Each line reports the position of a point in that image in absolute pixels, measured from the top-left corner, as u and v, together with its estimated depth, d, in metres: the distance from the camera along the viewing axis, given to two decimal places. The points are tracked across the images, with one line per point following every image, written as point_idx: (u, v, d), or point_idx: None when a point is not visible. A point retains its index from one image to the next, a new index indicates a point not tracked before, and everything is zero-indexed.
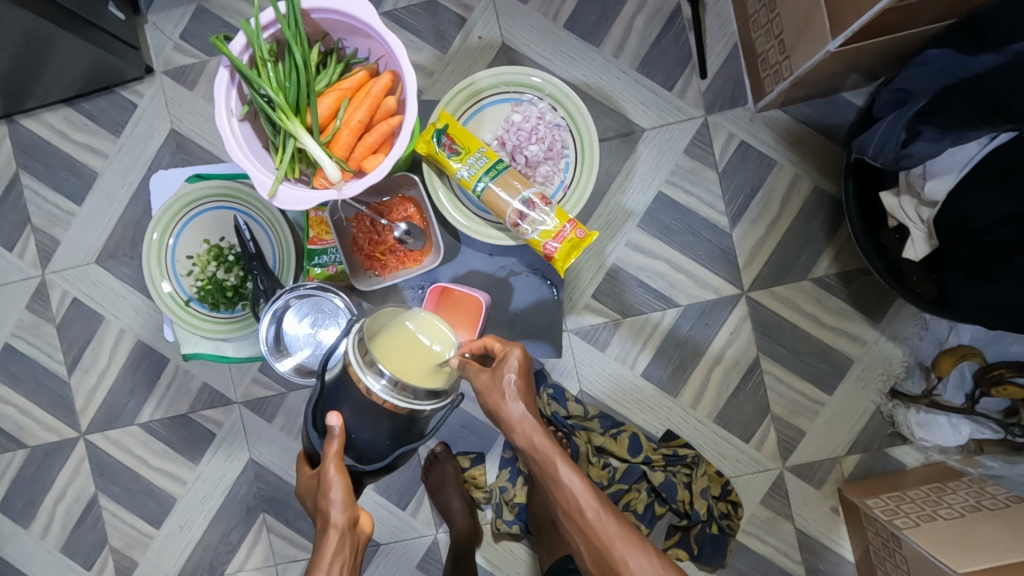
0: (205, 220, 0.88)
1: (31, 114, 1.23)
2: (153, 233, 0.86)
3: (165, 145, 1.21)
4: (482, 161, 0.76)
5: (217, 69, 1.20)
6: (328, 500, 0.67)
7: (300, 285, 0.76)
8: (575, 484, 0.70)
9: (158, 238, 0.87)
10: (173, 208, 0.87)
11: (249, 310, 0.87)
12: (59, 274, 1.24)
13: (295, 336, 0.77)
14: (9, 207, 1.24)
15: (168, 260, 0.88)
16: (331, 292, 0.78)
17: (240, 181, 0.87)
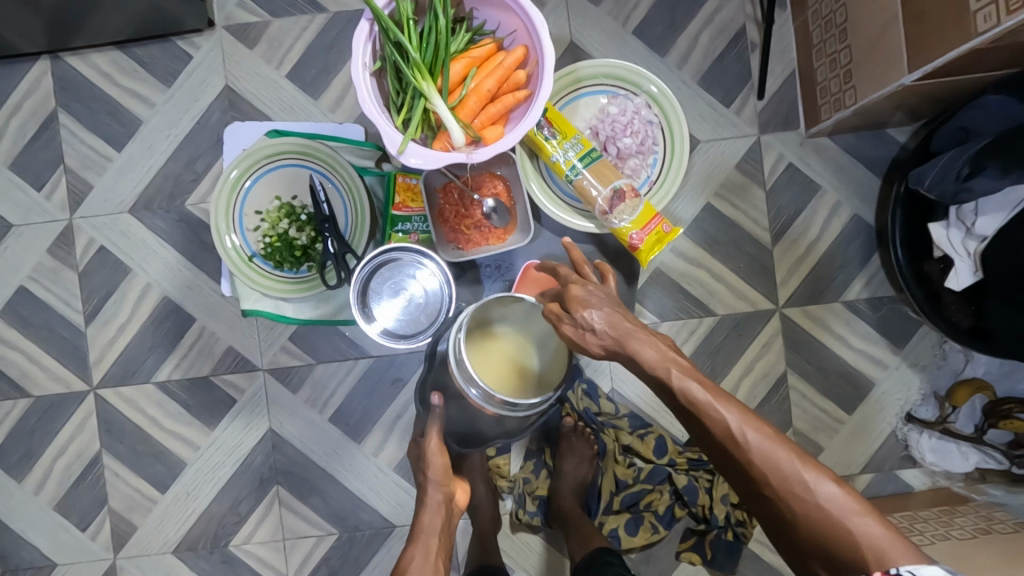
0: (282, 175, 0.87)
1: (77, 53, 1.19)
2: (232, 171, 0.84)
3: (217, 101, 1.18)
4: (577, 148, 0.78)
5: (280, 30, 1.19)
6: (428, 470, 0.80)
7: (417, 252, 0.78)
8: (720, 412, 0.62)
9: (236, 177, 0.85)
10: (254, 157, 0.85)
11: (317, 272, 0.86)
12: (87, 220, 1.19)
13: (385, 287, 0.78)
14: (42, 147, 1.19)
15: (237, 211, 0.86)
16: (426, 256, 0.78)
17: (323, 141, 0.87)
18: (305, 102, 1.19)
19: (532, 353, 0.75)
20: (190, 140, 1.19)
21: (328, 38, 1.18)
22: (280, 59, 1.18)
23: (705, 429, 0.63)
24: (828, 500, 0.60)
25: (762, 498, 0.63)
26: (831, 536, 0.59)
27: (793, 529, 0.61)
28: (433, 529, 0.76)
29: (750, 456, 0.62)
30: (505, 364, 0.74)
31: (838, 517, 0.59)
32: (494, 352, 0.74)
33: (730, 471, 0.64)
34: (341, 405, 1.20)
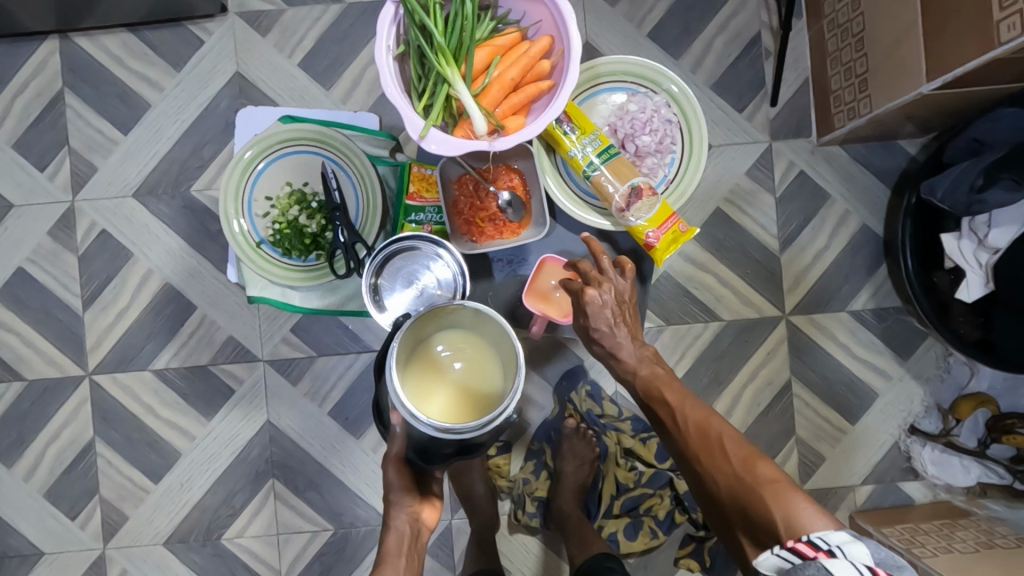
0: (294, 161, 0.86)
1: (86, 34, 1.17)
2: (247, 152, 0.83)
3: (227, 88, 1.17)
4: (596, 144, 0.77)
5: (293, 19, 1.18)
6: (391, 492, 0.83)
7: (429, 240, 0.77)
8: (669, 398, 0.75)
9: (250, 159, 0.84)
10: (268, 140, 0.84)
11: (325, 261, 0.85)
12: (90, 203, 1.18)
13: (397, 277, 0.77)
14: (46, 127, 1.17)
15: (246, 196, 0.85)
16: (439, 244, 0.77)
17: (337, 129, 0.86)
18: (315, 92, 1.18)
19: (478, 357, 0.73)
20: (199, 126, 1.17)
21: (341, 28, 1.17)
22: (293, 47, 1.17)
23: (659, 416, 0.75)
24: (753, 472, 0.66)
25: (698, 477, 0.70)
26: (750, 504, 0.64)
27: (723, 504, 0.67)
28: (399, 553, 0.80)
29: (689, 438, 0.72)
30: (454, 381, 0.72)
31: (756, 484, 0.65)
32: (439, 371, 0.72)
33: (677, 460, 0.74)
34: (341, 399, 1.18)
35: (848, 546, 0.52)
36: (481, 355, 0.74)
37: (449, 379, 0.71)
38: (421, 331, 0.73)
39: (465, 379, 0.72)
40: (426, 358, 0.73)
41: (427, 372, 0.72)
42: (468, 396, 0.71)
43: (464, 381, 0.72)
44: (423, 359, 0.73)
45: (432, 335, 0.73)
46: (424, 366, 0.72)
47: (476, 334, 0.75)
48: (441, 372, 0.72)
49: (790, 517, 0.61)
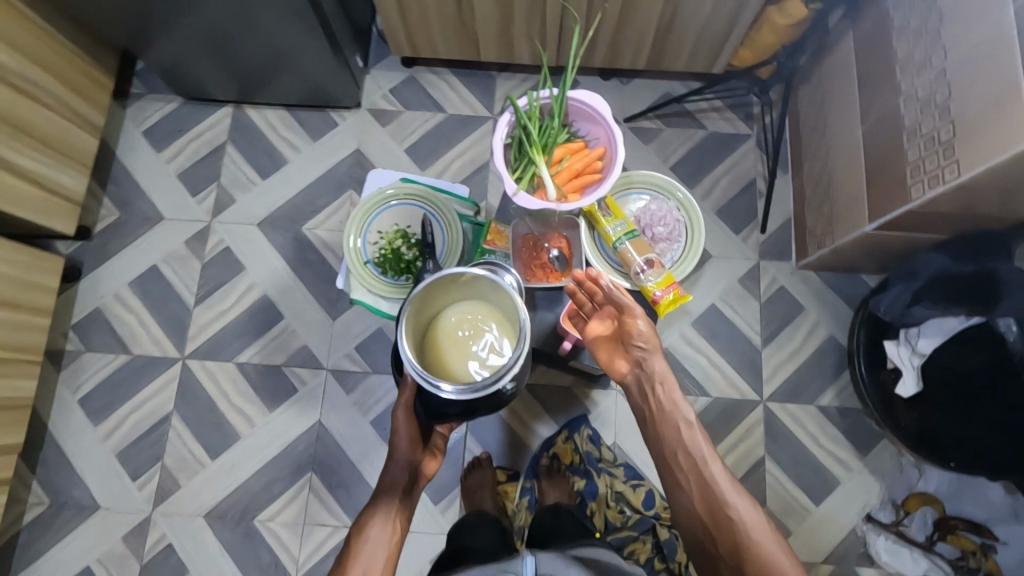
0: (409, 208, 1.18)
1: (255, 106, 1.58)
2: (387, 189, 1.17)
3: (347, 158, 1.55)
4: (623, 226, 1.07)
5: (408, 118, 1.58)
6: (397, 440, 1.01)
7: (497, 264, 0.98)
8: (690, 434, 0.91)
9: (385, 196, 1.17)
10: (399, 189, 1.17)
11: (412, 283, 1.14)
12: (223, 225, 1.50)
13: None
14: (206, 166, 1.54)
15: (368, 224, 1.16)
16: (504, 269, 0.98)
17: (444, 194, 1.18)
18: (413, 171, 1.55)
19: (484, 325, 0.87)
20: (320, 182, 1.53)
21: (442, 131, 1.56)
22: (403, 138, 1.56)
23: (679, 478, 0.92)
24: (764, 538, 0.86)
25: (719, 537, 0.87)
26: (769, 561, 0.84)
27: (740, 562, 0.86)
28: (394, 489, 0.98)
29: (710, 505, 0.89)
30: (466, 347, 0.86)
31: (765, 546, 0.85)
32: (455, 335, 0.86)
33: (694, 522, 0.91)
34: (382, 412, 1.40)
35: None
36: (495, 325, 0.87)
37: (457, 349, 0.85)
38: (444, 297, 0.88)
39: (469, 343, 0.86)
40: (438, 334, 0.86)
41: (439, 344, 0.86)
42: (474, 361, 0.85)
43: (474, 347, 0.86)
44: (435, 336, 0.87)
45: (448, 307, 0.88)
46: (436, 343, 0.86)
47: (492, 306, 0.88)
48: (453, 340, 0.86)
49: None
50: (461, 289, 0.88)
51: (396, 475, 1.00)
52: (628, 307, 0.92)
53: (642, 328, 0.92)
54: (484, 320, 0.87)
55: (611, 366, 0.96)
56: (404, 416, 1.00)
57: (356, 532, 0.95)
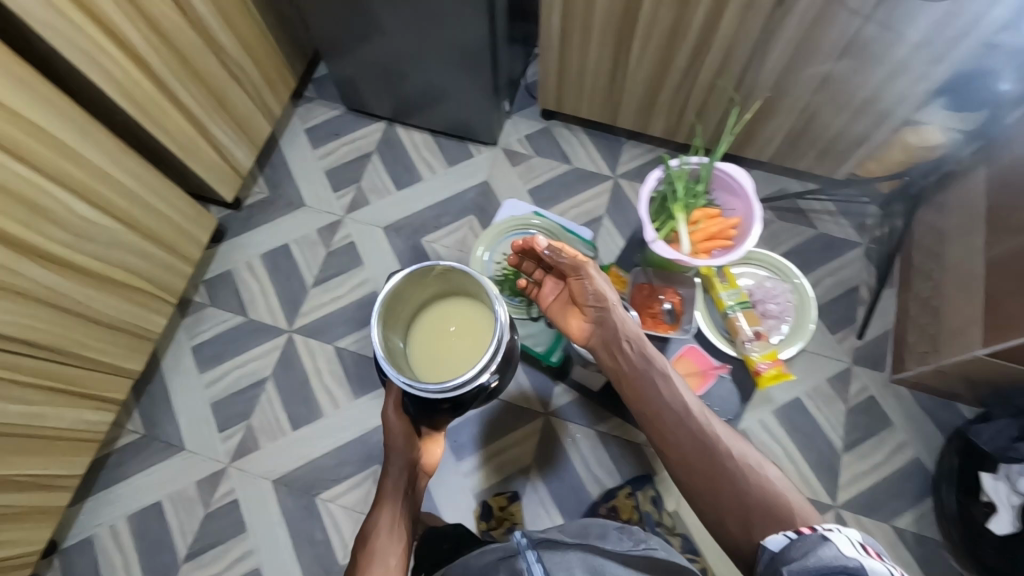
0: (541, 241, 1.27)
1: (405, 126, 1.77)
2: (534, 219, 1.28)
3: (475, 187, 1.69)
4: (737, 295, 1.13)
5: (536, 163, 1.71)
6: (392, 438, 0.91)
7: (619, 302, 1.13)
8: (665, 381, 0.88)
9: (529, 222, 1.28)
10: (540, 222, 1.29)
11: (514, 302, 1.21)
12: (354, 222, 1.66)
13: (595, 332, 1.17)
14: (352, 168, 1.72)
15: (501, 240, 1.27)
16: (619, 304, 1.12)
17: (576, 240, 1.27)
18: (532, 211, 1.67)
19: (463, 315, 0.94)
20: (446, 202, 1.67)
21: (565, 181, 1.69)
22: (529, 179, 1.69)
23: (665, 430, 0.85)
24: (766, 489, 0.78)
25: (722, 491, 0.79)
26: (775, 508, 0.76)
27: (747, 516, 0.77)
28: (397, 488, 0.88)
29: (705, 460, 0.81)
30: (448, 341, 0.93)
31: (770, 492, 0.78)
32: (437, 335, 0.93)
33: (684, 470, 0.82)
34: (455, 424, 1.44)
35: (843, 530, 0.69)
36: (473, 325, 0.93)
37: (443, 344, 0.92)
38: (415, 296, 0.91)
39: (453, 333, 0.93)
40: (424, 334, 0.93)
41: (427, 342, 0.93)
42: (454, 358, 0.92)
43: (459, 346, 0.92)
44: (416, 340, 0.93)
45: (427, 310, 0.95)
46: (423, 347, 0.92)
47: (464, 299, 0.96)
48: (440, 337, 0.92)
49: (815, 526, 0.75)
50: (434, 283, 0.91)
51: (395, 476, 0.89)
52: (568, 262, 0.94)
53: (602, 288, 0.94)
54: (463, 310, 0.95)
55: (573, 328, 0.99)
56: (398, 408, 0.92)
57: (361, 544, 0.83)
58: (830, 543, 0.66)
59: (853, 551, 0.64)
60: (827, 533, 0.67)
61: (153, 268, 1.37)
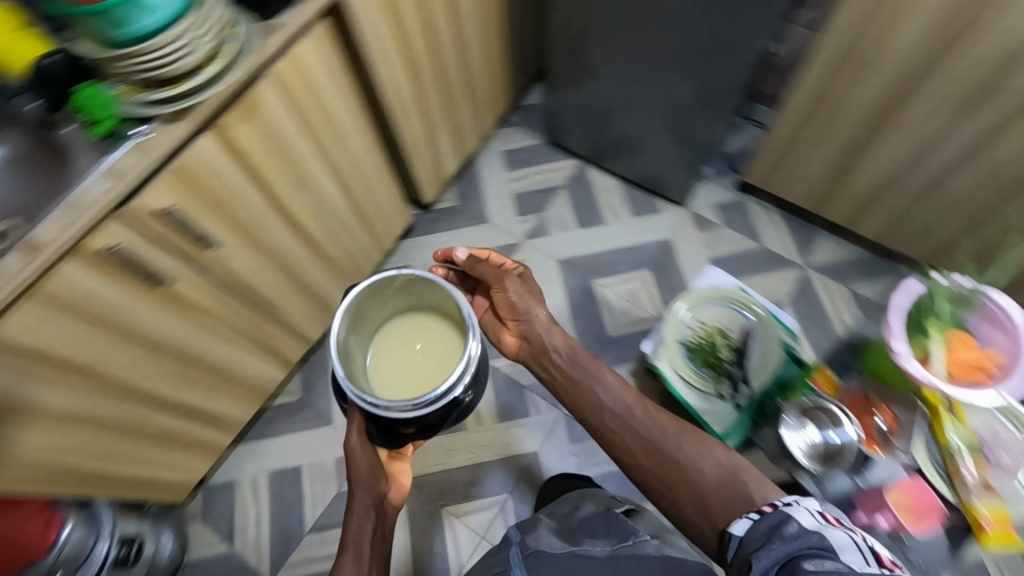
0: (754, 332, 1.22)
1: (598, 169, 1.81)
2: (762, 310, 1.22)
3: (657, 243, 1.67)
4: (964, 430, 0.96)
5: (723, 234, 1.68)
6: (354, 473, 0.84)
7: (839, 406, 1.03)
8: (601, 383, 0.90)
9: (757, 308, 1.23)
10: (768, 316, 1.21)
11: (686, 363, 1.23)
12: (531, 249, 1.69)
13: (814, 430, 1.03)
14: (539, 198, 1.76)
15: (716, 304, 1.26)
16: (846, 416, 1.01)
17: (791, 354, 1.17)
18: None
19: (427, 332, 0.87)
20: (625, 251, 1.67)
21: (750, 259, 1.64)
22: (712, 249, 1.66)
23: (612, 439, 0.85)
24: (704, 458, 0.77)
25: (679, 492, 0.77)
26: (732, 482, 0.74)
27: (705, 500, 0.74)
28: (364, 531, 0.82)
29: (654, 456, 0.80)
30: (417, 360, 0.85)
31: (745, 479, 0.74)
32: (400, 352, 0.85)
33: (644, 476, 0.80)
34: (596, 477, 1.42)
35: (804, 501, 0.64)
36: (439, 336, 0.85)
37: (407, 364, 0.84)
38: (363, 330, 0.83)
39: (421, 355, 0.85)
40: (385, 360, 0.85)
41: (392, 368, 0.84)
42: (418, 379, 0.83)
43: (430, 361, 0.84)
44: (375, 368, 0.84)
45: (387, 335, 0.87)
46: (383, 372, 0.84)
47: (430, 315, 0.88)
48: (405, 357, 0.85)
49: (764, 489, 0.73)
50: (394, 301, 0.86)
51: (361, 512, 0.83)
52: (491, 272, 1.01)
53: (510, 286, 1.00)
54: (426, 322, 0.87)
55: (506, 346, 1.04)
56: (358, 432, 0.83)
57: None
58: (789, 518, 0.61)
59: (817, 524, 0.59)
60: (789, 509, 0.62)
61: (355, 250, 1.45)
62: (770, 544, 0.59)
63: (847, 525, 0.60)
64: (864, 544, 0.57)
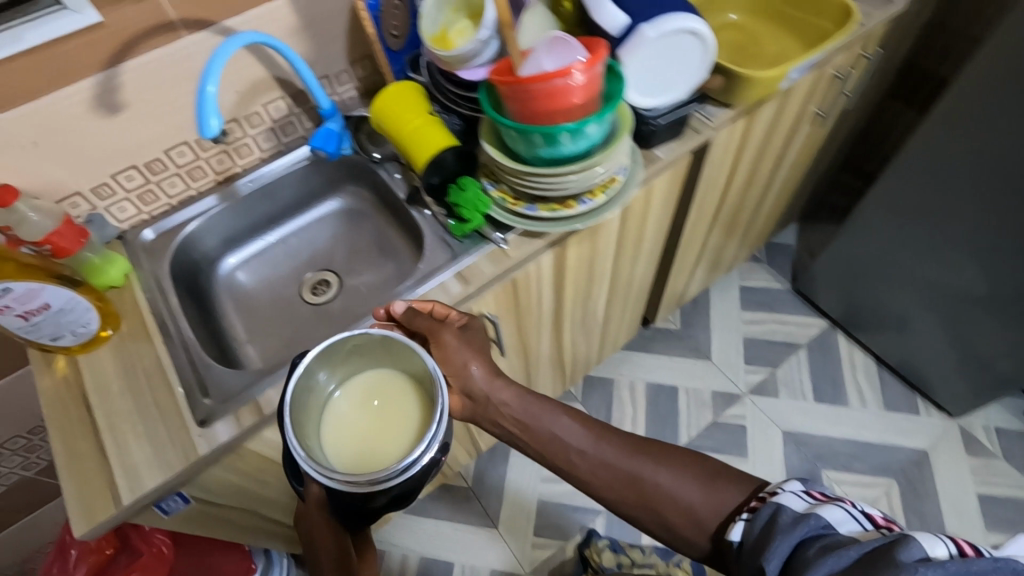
0: None
1: (848, 339, 1.58)
2: None
3: (910, 451, 1.41)
4: None
5: (1000, 469, 1.38)
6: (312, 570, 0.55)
7: None
8: (568, 429, 0.65)
9: None
10: None
11: None
12: (754, 406, 1.50)
13: None
14: (774, 352, 1.57)
15: None
16: None
17: None
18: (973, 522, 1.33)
19: (390, 382, 0.53)
20: (867, 448, 1.42)
21: None
22: (983, 483, 1.36)
23: (579, 475, 0.64)
24: (686, 477, 0.62)
25: (664, 509, 0.62)
26: (716, 490, 0.61)
27: (696, 519, 0.61)
28: None
29: (617, 475, 0.63)
30: (384, 420, 0.52)
31: (719, 479, 0.62)
32: (354, 411, 0.52)
33: (621, 492, 0.63)
34: None
35: (788, 487, 0.56)
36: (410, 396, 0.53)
37: (369, 422, 0.52)
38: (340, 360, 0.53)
39: (381, 415, 0.52)
40: (333, 425, 0.51)
41: (347, 434, 0.51)
42: (383, 441, 0.50)
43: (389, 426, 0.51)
44: (326, 441, 0.51)
45: (333, 395, 0.53)
46: (337, 436, 0.51)
47: (391, 368, 0.54)
48: (362, 422, 0.52)
49: (734, 484, 0.61)
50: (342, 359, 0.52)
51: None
52: (426, 322, 0.64)
53: (449, 338, 0.64)
54: (392, 374, 0.54)
55: (447, 409, 0.67)
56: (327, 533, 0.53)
57: None
58: (782, 505, 0.54)
59: (807, 506, 0.54)
60: (775, 497, 0.55)
61: (581, 358, 1.34)
62: (777, 538, 0.52)
63: (834, 495, 0.55)
64: (850, 508, 0.53)
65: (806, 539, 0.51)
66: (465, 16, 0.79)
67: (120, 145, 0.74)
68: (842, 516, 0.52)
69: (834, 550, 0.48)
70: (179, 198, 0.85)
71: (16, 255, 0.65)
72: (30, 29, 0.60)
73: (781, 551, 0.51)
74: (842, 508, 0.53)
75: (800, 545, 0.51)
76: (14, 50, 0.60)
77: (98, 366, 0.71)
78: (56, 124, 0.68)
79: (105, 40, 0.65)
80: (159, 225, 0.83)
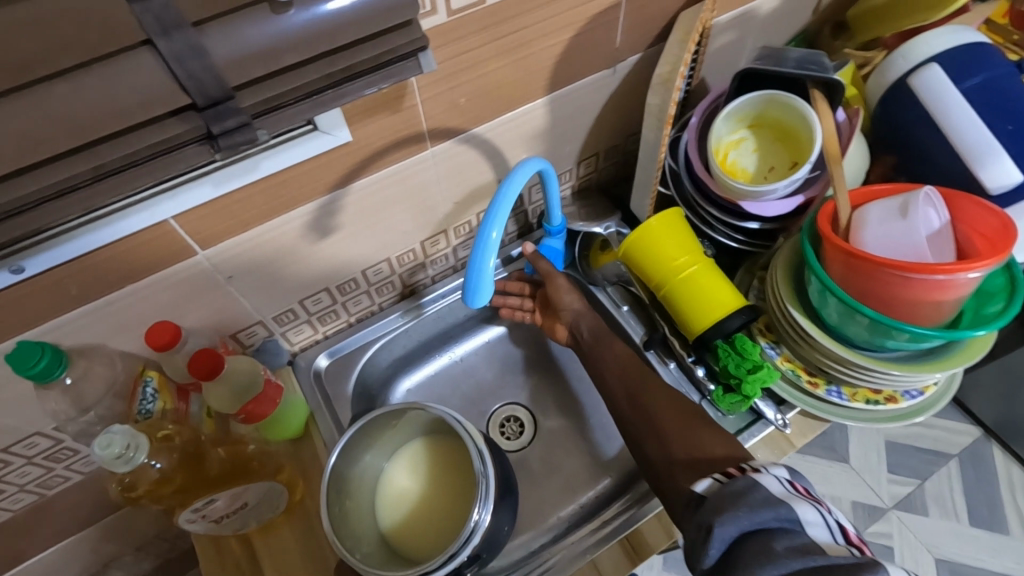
0: None
1: (1005, 450, 1.25)
2: None
3: None
4: None
5: None
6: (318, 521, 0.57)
7: None
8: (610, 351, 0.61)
9: None
10: None
11: None
12: (900, 522, 1.20)
13: None
14: (919, 461, 1.25)
15: None
16: None
17: None
18: None
19: (425, 454, 0.61)
20: None
21: None
22: None
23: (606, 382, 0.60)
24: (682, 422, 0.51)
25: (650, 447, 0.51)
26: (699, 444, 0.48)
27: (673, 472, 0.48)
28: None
29: (630, 393, 0.56)
30: (434, 501, 0.59)
31: (706, 426, 0.50)
32: (402, 491, 0.60)
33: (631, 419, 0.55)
34: None
35: (767, 469, 0.41)
36: (460, 476, 0.59)
37: (417, 505, 0.59)
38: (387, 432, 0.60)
39: (429, 500, 0.59)
40: (388, 510, 0.59)
41: (402, 521, 0.58)
42: (437, 519, 0.57)
43: (435, 514, 0.58)
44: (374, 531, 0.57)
45: (382, 474, 0.61)
46: (393, 516, 0.58)
47: (427, 438, 0.62)
48: (409, 506, 0.59)
49: (721, 443, 0.48)
50: (382, 436, 0.59)
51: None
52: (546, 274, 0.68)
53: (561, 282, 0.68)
54: (422, 440, 0.62)
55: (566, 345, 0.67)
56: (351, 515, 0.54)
57: None
58: (759, 483, 0.39)
59: (786, 494, 0.39)
60: (752, 472, 0.40)
61: None
62: (739, 512, 0.37)
63: (813, 496, 0.41)
64: (825, 515, 0.39)
65: (764, 533, 0.37)
66: (746, 127, 0.64)
67: (319, 268, 0.59)
68: (815, 519, 0.38)
69: (806, 557, 0.34)
70: (360, 315, 0.70)
71: (214, 458, 0.53)
72: (269, 155, 0.44)
73: (736, 528, 0.37)
74: (818, 510, 0.39)
75: (757, 535, 0.37)
76: (246, 182, 0.44)
77: (281, 560, 0.56)
78: (262, 254, 0.53)
79: (344, 160, 0.49)
80: (335, 348, 0.67)
